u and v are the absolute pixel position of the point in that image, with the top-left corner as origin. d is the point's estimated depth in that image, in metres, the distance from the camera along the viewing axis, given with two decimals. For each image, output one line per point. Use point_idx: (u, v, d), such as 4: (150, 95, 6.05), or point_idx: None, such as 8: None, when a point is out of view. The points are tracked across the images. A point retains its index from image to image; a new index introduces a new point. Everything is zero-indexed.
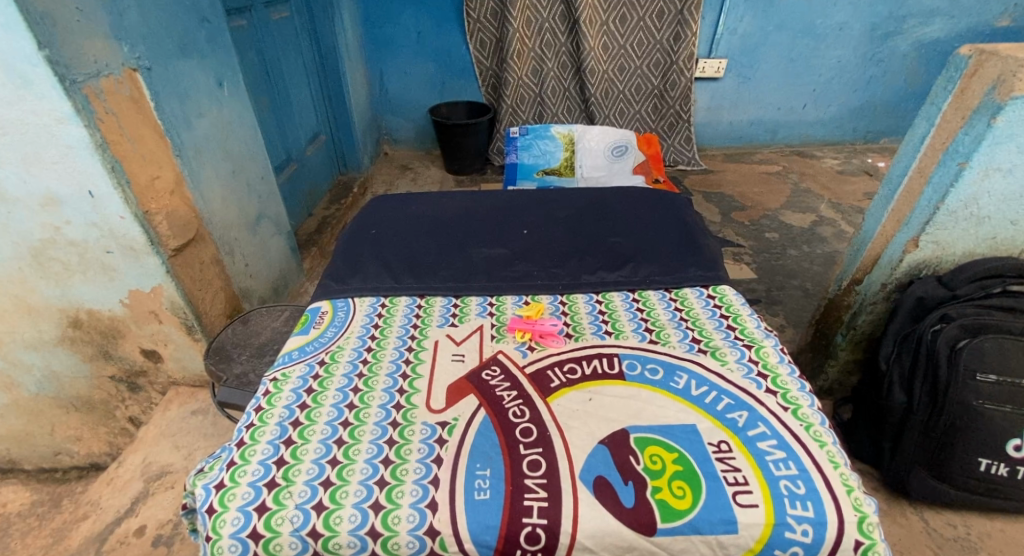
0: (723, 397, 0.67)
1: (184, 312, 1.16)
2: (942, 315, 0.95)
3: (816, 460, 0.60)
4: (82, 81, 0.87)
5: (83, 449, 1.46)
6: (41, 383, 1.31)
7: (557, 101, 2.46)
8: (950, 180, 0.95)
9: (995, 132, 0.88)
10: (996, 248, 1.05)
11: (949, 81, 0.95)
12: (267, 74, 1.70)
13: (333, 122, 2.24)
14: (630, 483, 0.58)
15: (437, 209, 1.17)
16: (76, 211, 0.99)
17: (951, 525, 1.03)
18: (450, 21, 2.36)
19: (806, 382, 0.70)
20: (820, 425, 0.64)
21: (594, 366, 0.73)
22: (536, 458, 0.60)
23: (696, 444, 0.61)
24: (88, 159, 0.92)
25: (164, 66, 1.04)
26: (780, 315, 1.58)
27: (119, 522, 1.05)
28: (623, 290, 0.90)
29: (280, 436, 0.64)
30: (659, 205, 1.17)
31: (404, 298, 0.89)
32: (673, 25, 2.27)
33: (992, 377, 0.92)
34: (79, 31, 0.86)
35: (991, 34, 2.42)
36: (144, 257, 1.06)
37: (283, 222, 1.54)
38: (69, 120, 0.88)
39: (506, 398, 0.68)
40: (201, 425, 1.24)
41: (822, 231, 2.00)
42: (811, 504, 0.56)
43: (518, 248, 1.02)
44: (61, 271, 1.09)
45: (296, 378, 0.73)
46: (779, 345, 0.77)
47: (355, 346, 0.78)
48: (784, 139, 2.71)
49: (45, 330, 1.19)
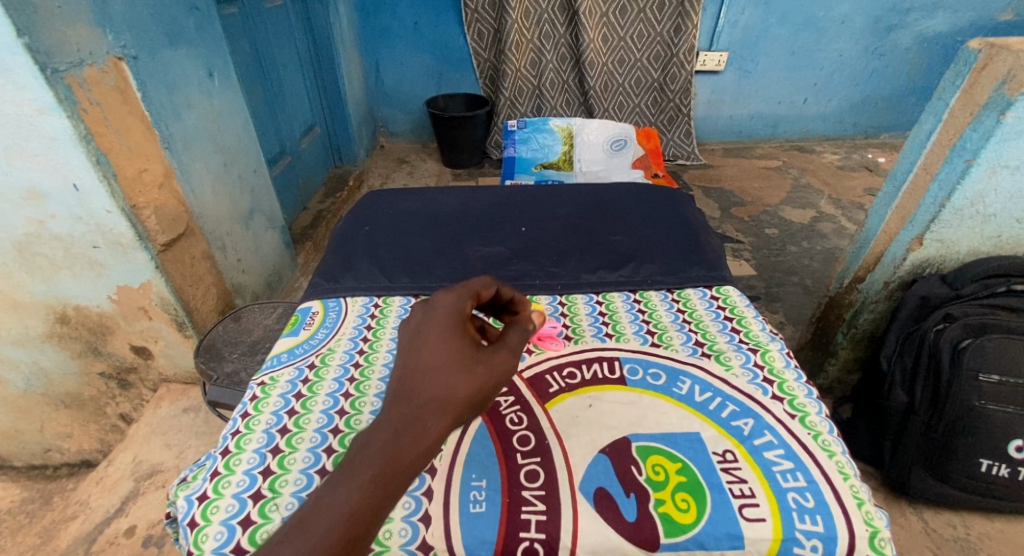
0: (727, 404, 0.65)
1: (175, 309, 1.14)
2: (945, 315, 0.94)
3: (824, 470, 0.58)
4: (64, 70, 0.84)
5: (73, 446, 1.45)
6: (29, 379, 1.28)
7: (555, 94, 2.44)
8: (957, 178, 0.94)
9: (1004, 128, 0.86)
10: (1000, 247, 1.04)
11: (957, 75, 0.92)
12: (260, 64, 1.67)
13: (327, 114, 2.20)
14: (632, 495, 0.56)
15: (433, 205, 1.14)
16: (61, 205, 0.96)
17: (951, 525, 1.03)
18: (447, 12, 2.32)
19: (814, 387, 0.68)
20: (828, 433, 0.62)
21: (595, 370, 0.71)
22: (534, 467, 0.58)
23: (699, 453, 0.59)
24: (72, 151, 0.89)
25: (151, 56, 1.01)
26: (779, 312, 1.56)
27: (108, 522, 1.04)
28: (623, 291, 0.88)
29: (267, 444, 0.61)
30: (659, 202, 1.14)
31: (397, 298, 0.87)
32: (673, 17, 2.23)
33: (995, 377, 0.90)
34: (59, 18, 0.83)
35: (994, 28, 2.40)
36: (132, 252, 1.03)
37: (277, 217, 1.51)
38: (50, 111, 0.85)
39: (502, 403, 0.66)
40: (192, 424, 1.22)
41: (822, 227, 1.98)
42: (820, 518, 0.54)
43: (515, 246, 1.00)
44: (46, 266, 1.06)
45: (285, 383, 0.70)
46: (785, 348, 0.75)
47: (346, 348, 0.76)
48: (784, 134, 2.68)
49: (31, 325, 1.16)
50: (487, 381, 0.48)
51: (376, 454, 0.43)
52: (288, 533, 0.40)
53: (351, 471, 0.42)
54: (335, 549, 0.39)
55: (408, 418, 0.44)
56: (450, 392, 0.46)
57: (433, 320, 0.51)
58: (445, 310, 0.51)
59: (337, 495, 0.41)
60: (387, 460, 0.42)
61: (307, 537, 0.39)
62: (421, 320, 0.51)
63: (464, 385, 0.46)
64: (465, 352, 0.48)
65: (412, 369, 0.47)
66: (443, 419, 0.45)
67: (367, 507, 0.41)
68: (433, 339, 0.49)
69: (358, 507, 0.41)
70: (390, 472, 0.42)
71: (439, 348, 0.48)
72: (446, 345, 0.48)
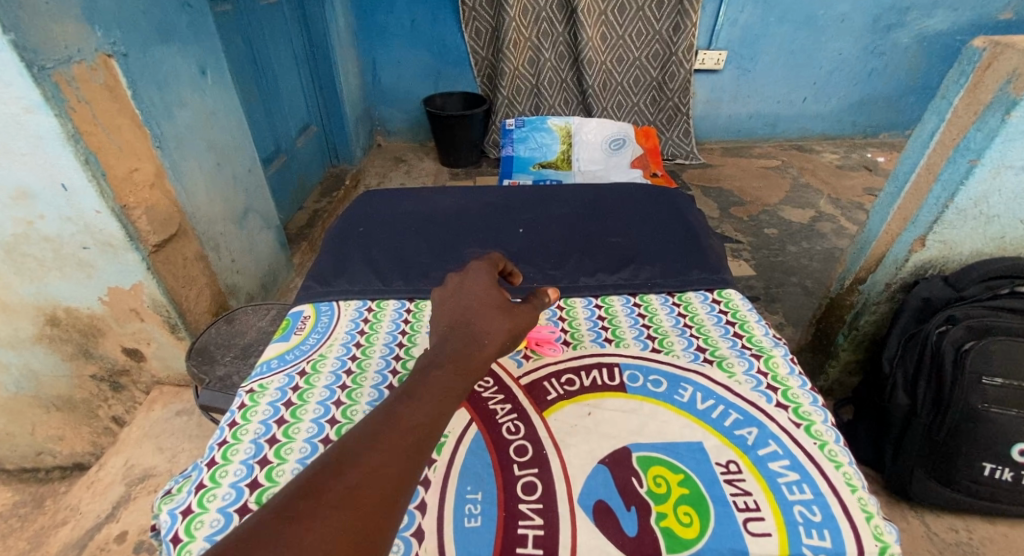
0: (730, 412, 0.64)
1: (168, 311, 1.12)
2: (948, 317, 0.92)
3: (831, 482, 0.56)
4: (51, 68, 0.82)
5: (66, 448, 1.42)
6: (19, 382, 1.26)
7: (553, 92, 2.42)
8: (960, 178, 0.92)
9: (1009, 128, 0.85)
10: (1004, 248, 1.02)
11: (961, 74, 0.90)
12: (255, 62, 1.64)
13: (323, 113, 2.18)
14: (633, 508, 0.54)
15: (429, 205, 1.12)
16: (50, 205, 0.94)
17: (953, 529, 1.01)
18: (444, 10, 2.30)
19: (819, 395, 0.66)
20: (835, 443, 0.60)
21: (594, 377, 0.69)
22: (531, 479, 0.57)
23: (702, 464, 0.58)
24: (60, 150, 0.87)
25: (142, 53, 0.99)
26: (779, 313, 1.55)
27: (99, 528, 1.02)
28: (623, 294, 0.86)
29: (255, 455, 0.59)
30: (658, 203, 1.12)
31: (391, 302, 0.85)
32: (672, 15, 2.21)
33: (998, 379, 0.88)
34: (46, 14, 0.81)
35: (993, 27, 2.38)
36: (123, 253, 1.01)
37: (272, 217, 1.49)
38: (37, 109, 0.83)
39: (499, 412, 0.64)
40: (185, 427, 1.20)
41: (821, 227, 1.96)
42: (828, 532, 0.52)
43: (512, 248, 0.98)
44: (35, 267, 1.04)
45: (274, 390, 0.68)
46: (789, 353, 0.73)
47: (338, 354, 0.74)
48: (783, 133, 2.67)
49: (20, 327, 1.14)
50: (521, 325, 0.60)
51: (451, 357, 0.53)
52: (398, 398, 0.48)
53: (439, 361, 0.52)
54: (435, 410, 0.47)
55: (471, 336, 0.56)
56: (498, 325, 0.58)
57: (472, 282, 0.63)
58: (480, 275, 0.64)
59: (434, 374, 0.51)
60: (464, 355, 0.53)
61: (416, 398, 0.48)
62: (461, 281, 0.64)
63: (508, 323, 0.59)
64: (504, 302, 0.61)
65: (464, 306, 0.60)
66: (496, 341, 0.57)
67: (459, 385, 0.51)
68: (480, 291, 0.61)
69: (453, 383, 0.51)
70: (467, 365, 0.53)
71: (484, 296, 0.60)
72: (491, 295, 0.61)
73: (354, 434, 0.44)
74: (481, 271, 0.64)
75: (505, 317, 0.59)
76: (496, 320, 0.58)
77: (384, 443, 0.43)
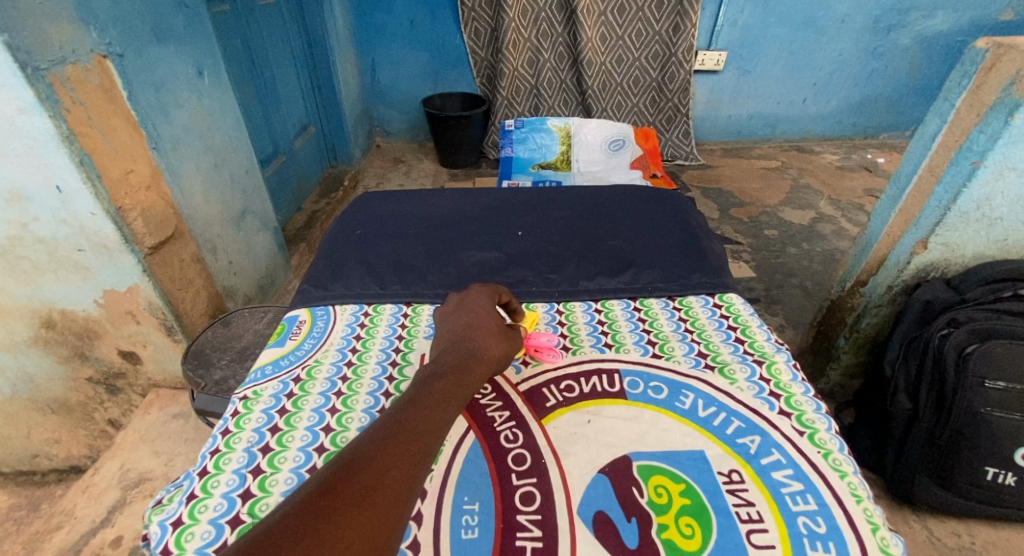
0: (732, 420, 0.63)
1: (164, 314, 1.11)
2: (950, 319, 0.91)
3: (836, 492, 0.55)
4: (46, 68, 0.81)
5: (62, 451, 1.41)
6: (15, 384, 1.25)
7: (553, 93, 2.42)
8: (963, 180, 0.91)
9: (1012, 130, 0.84)
10: (1007, 251, 1.01)
11: (963, 75, 0.89)
12: (252, 62, 1.63)
13: (322, 113, 2.17)
14: (633, 519, 0.53)
15: (427, 207, 1.11)
16: (44, 207, 0.93)
17: (956, 534, 1.00)
18: (443, 10, 2.29)
19: (822, 402, 0.65)
20: (839, 451, 0.60)
21: (594, 383, 0.68)
22: (530, 489, 0.56)
23: (704, 474, 0.57)
24: (53, 152, 0.86)
25: (138, 54, 0.98)
26: (779, 315, 1.54)
27: (94, 533, 1.01)
28: (623, 299, 0.85)
29: (248, 464, 0.58)
30: (658, 205, 1.11)
31: (389, 306, 0.84)
32: (672, 16, 2.21)
33: (1001, 384, 0.87)
34: (40, 15, 0.80)
35: (994, 28, 2.37)
36: (118, 255, 1.00)
37: (270, 218, 1.48)
38: (31, 110, 0.82)
39: (497, 419, 0.63)
40: (182, 430, 1.19)
41: (822, 228, 1.95)
42: (833, 544, 0.51)
43: (511, 251, 0.97)
44: (30, 269, 1.03)
45: (269, 397, 0.67)
46: (792, 359, 0.72)
47: (334, 360, 0.73)
48: (783, 134, 2.66)
49: (15, 330, 1.13)
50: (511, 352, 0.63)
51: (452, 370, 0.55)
52: (404, 404, 0.49)
53: (440, 373, 0.54)
54: (442, 416, 0.48)
55: (469, 353, 0.58)
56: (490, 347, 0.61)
57: (473, 305, 0.67)
58: (481, 298, 0.68)
59: (437, 387, 0.51)
60: (460, 372, 0.55)
61: (422, 405, 0.49)
62: (462, 303, 0.67)
63: (501, 348, 0.62)
64: (499, 327, 0.64)
65: (460, 328, 0.62)
66: (488, 362, 0.59)
67: (459, 398, 0.52)
68: (481, 312, 0.65)
69: (453, 395, 0.52)
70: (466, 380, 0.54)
71: (483, 318, 0.64)
72: (490, 318, 0.65)
73: (366, 436, 0.44)
74: (483, 296, 0.69)
75: (500, 340, 0.62)
76: (491, 340, 0.61)
77: (397, 441, 0.44)
